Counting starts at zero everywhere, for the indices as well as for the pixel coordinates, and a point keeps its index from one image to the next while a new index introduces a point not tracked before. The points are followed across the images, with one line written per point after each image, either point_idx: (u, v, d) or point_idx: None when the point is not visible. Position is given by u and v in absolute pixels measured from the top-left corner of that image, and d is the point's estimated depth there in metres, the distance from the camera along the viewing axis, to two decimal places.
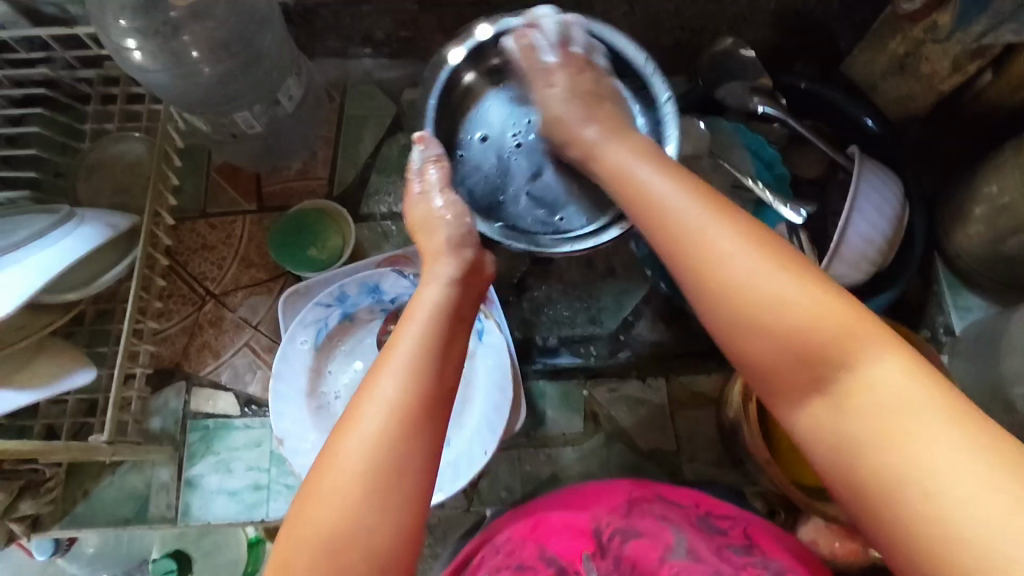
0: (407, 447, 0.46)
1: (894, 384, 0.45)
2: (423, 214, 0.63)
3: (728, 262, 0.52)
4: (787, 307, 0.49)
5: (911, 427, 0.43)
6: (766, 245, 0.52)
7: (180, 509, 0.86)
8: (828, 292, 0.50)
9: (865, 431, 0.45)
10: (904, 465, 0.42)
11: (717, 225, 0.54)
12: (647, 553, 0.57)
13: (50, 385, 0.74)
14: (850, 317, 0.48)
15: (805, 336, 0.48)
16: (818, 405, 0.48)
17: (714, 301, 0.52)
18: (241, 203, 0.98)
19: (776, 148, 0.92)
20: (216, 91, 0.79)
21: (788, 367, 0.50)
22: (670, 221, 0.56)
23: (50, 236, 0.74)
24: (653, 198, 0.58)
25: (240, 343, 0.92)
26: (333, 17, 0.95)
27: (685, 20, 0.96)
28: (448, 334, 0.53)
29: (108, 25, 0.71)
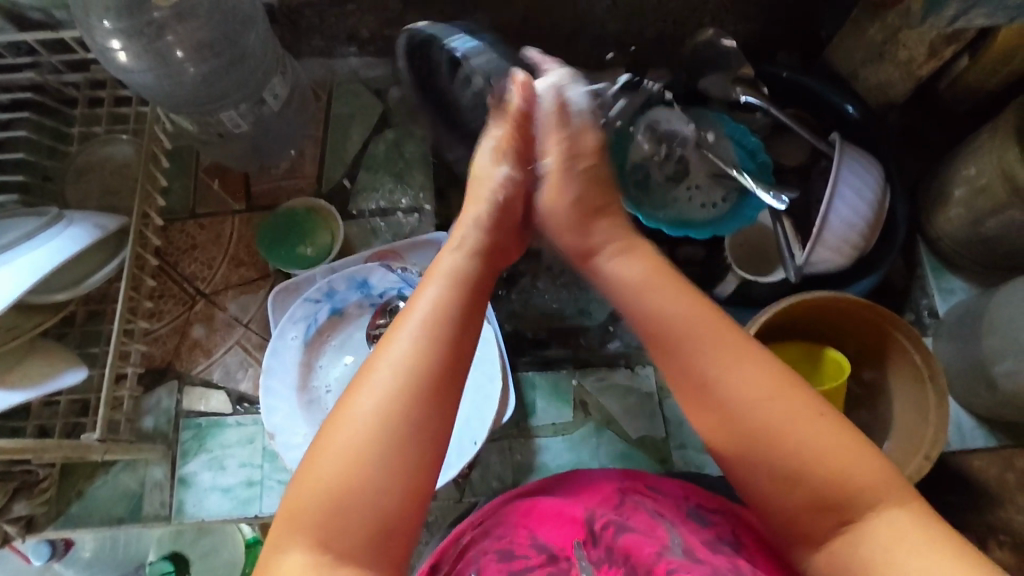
0: (416, 431, 0.46)
1: (901, 534, 0.45)
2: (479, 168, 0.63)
3: (726, 387, 0.50)
4: (805, 437, 0.48)
5: (898, 541, 0.45)
6: (769, 368, 0.51)
7: (174, 506, 0.86)
8: (855, 441, 0.49)
9: (866, 566, 0.45)
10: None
11: (733, 365, 0.51)
12: (644, 546, 0.55)
13: (41, 384, 0.74)
14: (855, 449, 0.48)
15: (813, 467, 0.48)
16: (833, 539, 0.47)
17: (713, 422, 0.51)
18: (230, 202, 0.98)
19: (759, 137, 0.93)
20: (201, 91, 0.80)
21: (802, 509, 0.48)
22: (681, 347, 0.52)
23: (38, 238, 0.75)
24: (664, 311, 0.54)
25: (231, 341, 0.92)
26: (318, 17, 0.96)
27: (667, 12, 0.97)
28: (469, 305, 0.52)
29: (91, 26, 0.72)
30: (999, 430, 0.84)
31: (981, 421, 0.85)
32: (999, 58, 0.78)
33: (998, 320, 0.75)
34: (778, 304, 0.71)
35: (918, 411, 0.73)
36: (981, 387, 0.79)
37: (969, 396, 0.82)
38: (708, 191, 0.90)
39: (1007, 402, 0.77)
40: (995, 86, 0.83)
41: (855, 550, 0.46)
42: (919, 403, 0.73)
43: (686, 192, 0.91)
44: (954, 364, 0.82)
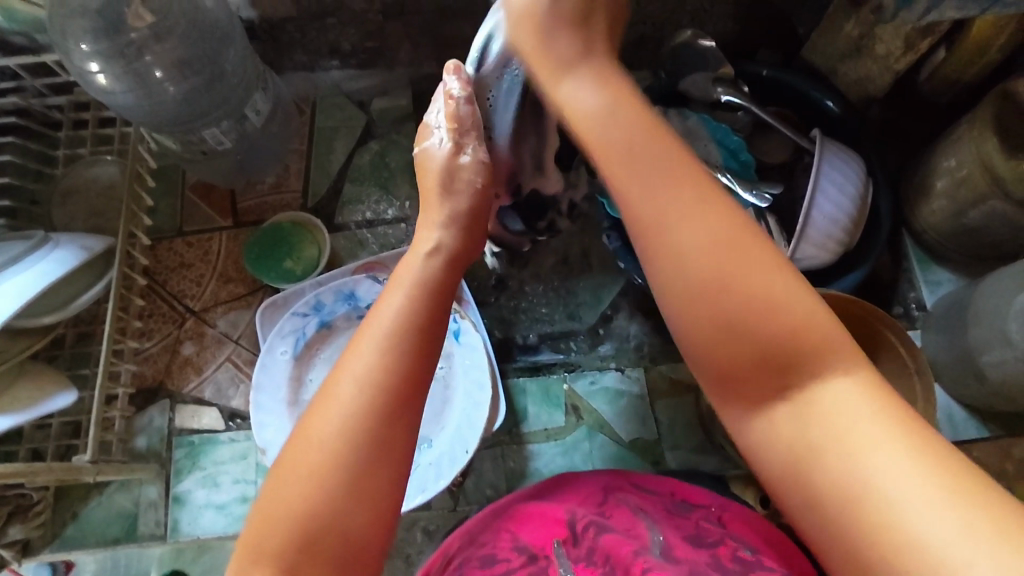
0: (377, 429, 0.43)
1: (854, 406, 0.39)
2: (434, 166, 0.57)
3: (681, 229, 0.43)
4: (763, 296, 0.41)
5: (869, 445, 0.38)
6: (724, 214, 0.43)
7: (169, 525, 0.86)
8: (812, 299, 0.42)
9: (816, 440, 0.40)
10: (847, 475, 0.38)
11: (687, 206, 0.44)
12: (622, 547, 0.57)
13: (31, 407, 0.74)
14: (817, 318, 0.41)
15: (767, 333, 0.41)
16: (776, 406, 0.42)
17: (654, 265, 0.45)
18: (217, 219, 0.98)
19: (741, 136, 0.93)
20: (183, 110, 0.80)
21: (754, 371, 0.42)
22: (632, 173, 0.45)
23: (24, 261, 0.75)
24: (614, 139, 0.46)
25: (222, 358, 0.93)
26: (299, 31, 0.96)
27: (646, 14, 0.98)
28: (434, 307, 0.48)
29: (69, 49, 0.72)
30: (991, 421, 0.84)
31: (973, 412, 0.85)
32: (975, 49, 0.79)
33: (983, 311, 0.75)
34: None
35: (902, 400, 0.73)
36: (970, 378, 0.79)
37: (959, 388, 0.82)
38: None
39: (997, 393, 0.77)
40: (974, 77, 0.84)
41: (826, 446, 0.39)
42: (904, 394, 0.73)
43: None
44: (943, 356, 0.82)
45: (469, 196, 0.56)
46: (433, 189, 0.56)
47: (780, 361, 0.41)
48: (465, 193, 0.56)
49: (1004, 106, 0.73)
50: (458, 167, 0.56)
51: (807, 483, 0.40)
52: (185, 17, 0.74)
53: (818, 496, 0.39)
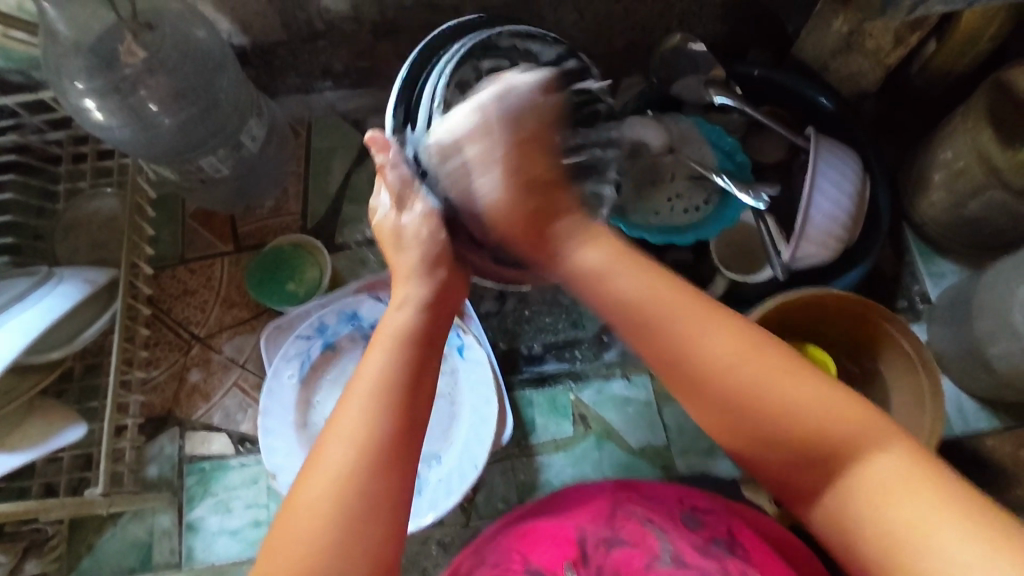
0: (369, 482, 0.44)
1: (890, 478, 0.43)
2: (390, 226, 0.58)
3: (704, 348, 0.48)
4: (778, 397, 0.46)
5: (892, 493, 0.42)
6: (722, 322, 0.49)
7: (183, 553, 0.86)
8: (825, 388, 0.47)
9: (856, 511, 0.44)
10: (907, 552, 0.41)
11: (718, 344, 0.48)
12: (632, 560, 0.56)
13: (41, 444, 0.74)
14: (841, 403, 0.46)
15: (785, 432, 0.47)
16: (826, 494, 0.45)
17: (692, 402, 0.50)
18: (218, 245, 0.99)
19: (735, 137, 0.93)
20: (179, 140, 0.81)
21: (779, 462, 0.48)
22: (655, 329, 0.50)
23: (30, 297, 0.76)
24: (623, 292, 0.51)
25: (229, 383, 0.93)
26: (292, 55, 0.98)
27: (635, 21, 0.98)
28: (419, 361, 0.49)
29: (64, 88, 0.72)
30: (1002, 411, 0.84)
31: (984, 403, 0.84)
32: (966, 40, 0.79)
33: (987, 302, 0.74)
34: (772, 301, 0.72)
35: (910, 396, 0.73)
36: (978, 369, 0.79)
37: (968, 379, 0.82)
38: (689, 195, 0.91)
39: (1006, 383, 0.77)
40: (967, 67, 0.83)
41: (863, 507, 0.43)
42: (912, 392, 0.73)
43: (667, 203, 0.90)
44: (950, 348, 0.82)
45: (423, 245, 0.56)
46: (391, 253, 0.58)
47: (822, 454, 0.45)
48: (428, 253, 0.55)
49: (998, 97, 0.73)
50: (410, 227, 0.56)
51: (857, 549, 0.43)
52: (176, 49, 0.75)
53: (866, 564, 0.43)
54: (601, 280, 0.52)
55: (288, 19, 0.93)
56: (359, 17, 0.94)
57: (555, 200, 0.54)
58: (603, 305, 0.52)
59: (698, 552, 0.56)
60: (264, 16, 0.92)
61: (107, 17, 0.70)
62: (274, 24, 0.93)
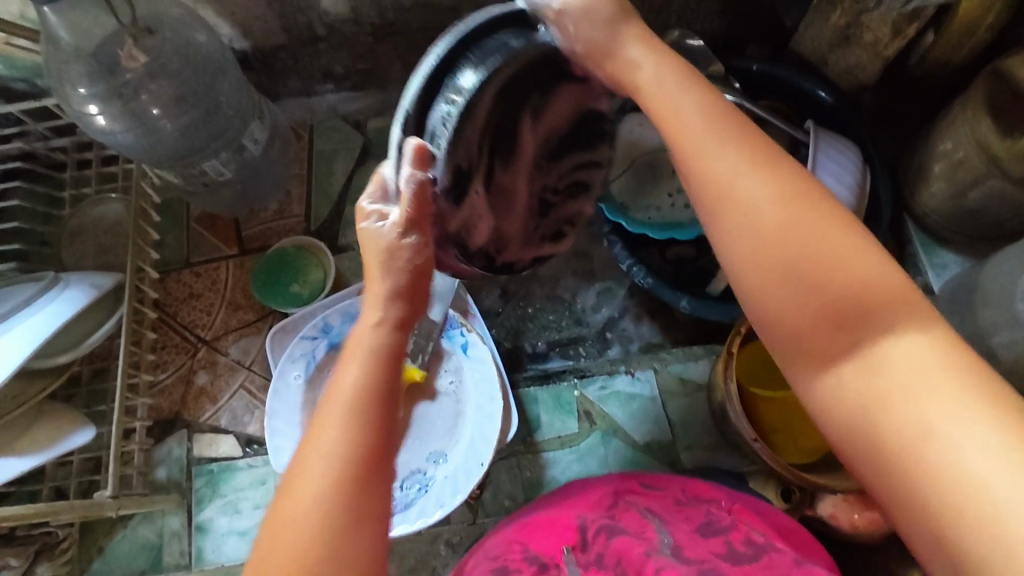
0: (346, 508, 0.43)
1: (924, 361, 0.40)
2: (366, 233, 0.52)
3: (750, 190, 0.45)
4: (825, 250, 0.43)
5: (914, 385, 0.40)
6: (769, 163, 0.45)
7: (193, 554, 0.87)
8: (881, 256, 0.43)
9: (880, 395, 0.41)
10: (914, 437, 0.39)
11: (781, 201, 0.44)
12: (632, 548, 0.54)
13: (49, 447, 0.75)
14: (878, 271, 0.43)
15: (837, 293, 0.43)
16: (845, 368, 0.42)
17: (722, 237, 0.46)
18: (222, 248, 1.00)
19: None
20: (181, 144, 0.82)
21: (809, 324, 0.44)
22: (705, 174, 0.46)
23: (37, 302, 0.76)
24: (692, 118, 0.47)
25: (235, 385, 0.94)
26: (292, 58, 0.98)
27: (633, 18, 0.98)
28: (392, 379, 0.47)
29: (68, 94, 0.73)
30: None
31: None
32: (963, 31, 0.79)
33: (990, 292, 0.74)
34: None
35: None
36: None
37: None
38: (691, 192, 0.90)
39: (1010, 373, 0.77)
40: (965, 58, 0.83)
41: (873, 375, 0.41)
42: None
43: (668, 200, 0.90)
44: None
45: (409, 274, 0.50)
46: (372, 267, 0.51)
47: (846, 312, 0.42)
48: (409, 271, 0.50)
49: (997, 87, 0.73)
50: (397, 248, 0.50)
51: (866, 434, 0.41)
52: (178, 54, 0.76)
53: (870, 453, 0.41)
54: (661, 104, 0.49)
55: (289, 23, 0.94)
56: (358, 20, 0.95)
57: (632, 27, 0.51)
58: (668, 134, 0.48)
59: (698, 543, 0.55)
60: (265, 20, 0.93)
61: (108, 23, 0.69)
62: (275, 28, 0.94)
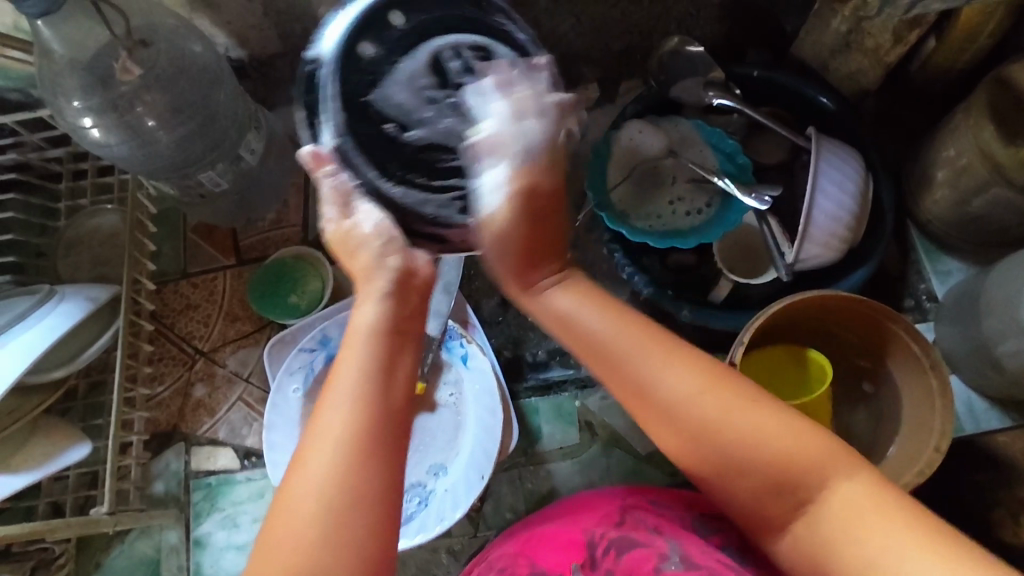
0: (354, 481, 0.44)
1: (858, 505, 0.47)
2: (343, 238, 0.53)
3: (665, 383, 0.51)
4: (735, 423, 0.50)
5: (860, 521, 0.47)
6: (695, 363, 0.51)
7: (192, 569, 0.86)
8: (785, 415, 0.50)
9: (823, 540, 0.48)
10: (862, 571, 0.46)
11: (705, 395, 0.50)
12: (643, 564, 0.54)
13: (45, 464, 0.74)
14: (802, 438, 0.49)
15: (767, 469, 0.49)
16: (795, 525, 0.49)
17: (669, 447, 0.52)
18: (219, 258, 0.99)
19: (735, 138, 0.93)
20: (177, 156, 0.81)
21: (758, 493, 0.50)
22: (638, 388, 0.51)
23: (31, 317, 0.75)
24: (591, 334, 0.52)
25: (233, 397, 0.93)
26: (289, 66, 0.98)
27: (632, 23, 0.98)
28: (390, 354, 0.48)
29: (61, 107, 0.72)
30: (1012, 409, 0.83)
31: (993, 401, 0.83)
32: (965, 36, 0.78)
33: (995, 300, 0.74)
34: (774, 306, 0.71)
35: (920, 395, 0.72)
36: (986, 368, 0.78)
37: (977, 378, 0.81)
38: (692, 198, 0.91)
39: (1016, 381, 0.76)
40: (968, 64, 0.83)
41: (820, 521, 0.48)
42: (921, 390, 0.72)
43: (670, 206, 0.91)
44: (958, 346, 0.81)
45: (391, 278, 0.50)
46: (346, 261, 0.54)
47: (784, 486, 0.49)
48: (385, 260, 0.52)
49: (1000, 94, 0.72)
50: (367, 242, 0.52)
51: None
52: (172, 65, 0.75)
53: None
54: (560, 318, 0.53)
55: (285, 30, 0.93)
56: None
57: (558, 260, 0.53)
58: (583, 354, 0.53)
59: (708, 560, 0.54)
60: (261, 29, 0.92)
61: (102, 36, 0.69)
62: (271, 36, 0.94)
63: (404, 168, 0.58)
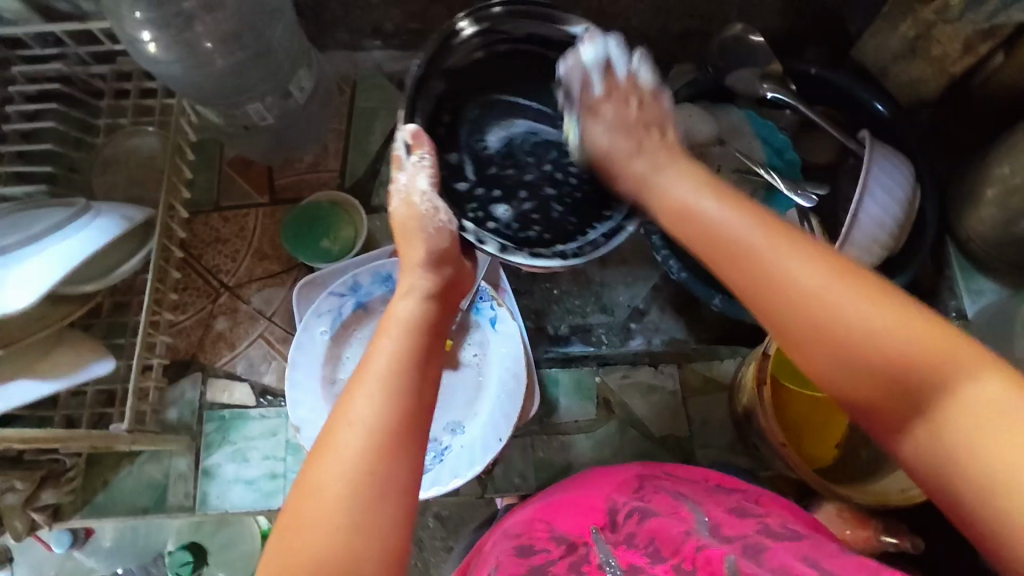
0: (390, 457, 0.45)
1: (987, 402, 0.41)
2: (404, 219, 0.64)
3: (790, 269, 0.50)
4: (869, 322, 0.46)
5: (1002, 417, 0.40)
6: (829, 264, 0.49)
7: (198, 498, 0.86)
8: (893, 311, 0.45)
9: (953, 453, 0.41)
10: (997, 478, 0.39)
11: (833, 279, 0.48)
12: (670, 526, 0.51)
13: (70, 375, 0.72)
14: (936, 334, 0.44)
15: (896, 355, 0.44)
16: (914, 423, 0.44)
17: (756, 301, 0.51)
18: (253, 196, 0.98)
19: (786, 134, 0.93)
20: (229, 83, 0.78)
21: (875, 400, 0.46)
22: (753, 262, 0.51)
23: (65, 230, 0.75)
24: (716, 227, 0.55)
25: (254, 334, 0.93)
26: (343, 9, 0.97)
27: (694, 6, 0.97)
28: (427, 347, 0.54)
29: (121, 16, 0.69)
30: None
31: None
32: None
33: None
34: None
35: None
36: None
37: None
38: (736, 189, 0.90)
39: None
40: None
41: (944, 446, 0.42)
42: None
43: None
44: None
45: (449, 238, 0.63)
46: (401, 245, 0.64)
47: (908, 391, 0.44)
48: (439, 255, 0.62)
49: None
50: (433, 216, 0.63)
51: (950, 487, 0.42)
52: None
53: (942, 499, 0.43)
54: (692, 213, 0.58)
55: None
56: None
57: (664, 156, 0.65)
58: (706, 251, 0.56)
59: (733, 524, 0.53)
60: None
61: None
62: None
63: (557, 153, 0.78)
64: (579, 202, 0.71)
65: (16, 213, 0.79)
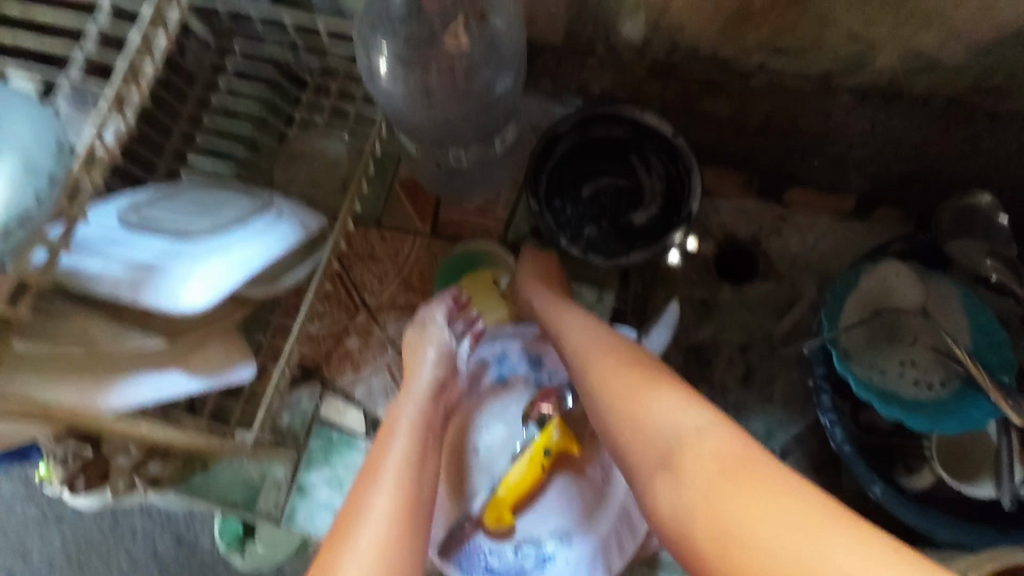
0: (404, 541, 0.50)
1: (716, 449, 0.50)
2: (413, 338, 0.74)
3: (620, 374, 0.60)
4: (646, 401, 0.56)
5: (734, 495, 0.46)
6: (636, 363, 0.61)
7: (286, 512, 0.86)
8: (671, 396, 0.56)
9: (700, 499, 0.48)
10: (728, 525, 0.45)
11: (638, 382, 0.58)
12: None
13: (216, 376, 0.71)
14: (687, 409, 0.54)
15: (659, 425, 0.54)
16: (664, 477, 0.52)
17: (587, 386, 0.62)
18: (415, 223, 0.97)
19: (1006, 330, 0.81)
20: (443, 128, 0.76)
21: (646, 451, 0.54)
22: (596, 368, 0.62)
23: (251, 227, 0.73)
24: (583, 347, 0.66)
25: (381, 363, 0.91)
26: (557, 62, 0.91)
27: (930, 154, 0.87)
28: (424, 446, 0.61)
29: (371, 42, 0.69)
30: None
31: None
32: None
33: None
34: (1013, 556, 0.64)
35: None
36: None
37: None
38: (925, 369, 0.81)
39: None
40: None
41: (699, 505, 0.48)
42: None
43: (897, 366, 0.82)
44: None
45: (443, 361, 0.72)
46: (407, 356, 0.73)
47: (667, 458, 0.52)
48: (438, 359, 0.71)
49: None
50: (439, 337, 0.73)
51: (693, 546, 0.47)
52: (483, 41, 0.70)
53: (681, 545, 0.48)
54: (563, 333, 0.70)
55: (575, 27, 0.84)
56: (644, 52, 0.85)
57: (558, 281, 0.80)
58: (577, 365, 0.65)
59: None
60: (553, 19, 0.84)
61: None
62: (557, 30, 0.86)
63: (618, 181, 0.95)
64: (652, 229, 0.93)
65: (200, 192, 0.79)
